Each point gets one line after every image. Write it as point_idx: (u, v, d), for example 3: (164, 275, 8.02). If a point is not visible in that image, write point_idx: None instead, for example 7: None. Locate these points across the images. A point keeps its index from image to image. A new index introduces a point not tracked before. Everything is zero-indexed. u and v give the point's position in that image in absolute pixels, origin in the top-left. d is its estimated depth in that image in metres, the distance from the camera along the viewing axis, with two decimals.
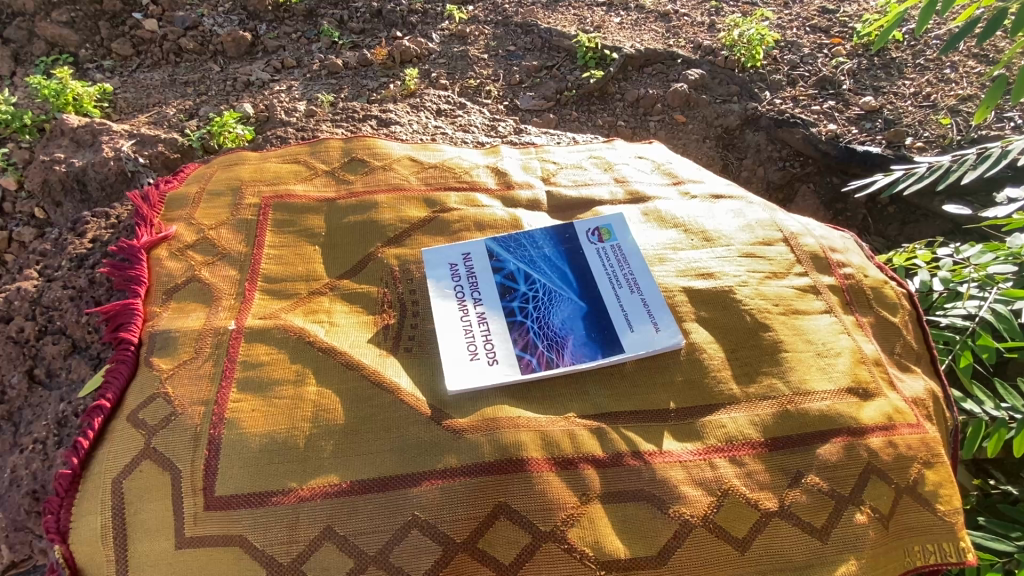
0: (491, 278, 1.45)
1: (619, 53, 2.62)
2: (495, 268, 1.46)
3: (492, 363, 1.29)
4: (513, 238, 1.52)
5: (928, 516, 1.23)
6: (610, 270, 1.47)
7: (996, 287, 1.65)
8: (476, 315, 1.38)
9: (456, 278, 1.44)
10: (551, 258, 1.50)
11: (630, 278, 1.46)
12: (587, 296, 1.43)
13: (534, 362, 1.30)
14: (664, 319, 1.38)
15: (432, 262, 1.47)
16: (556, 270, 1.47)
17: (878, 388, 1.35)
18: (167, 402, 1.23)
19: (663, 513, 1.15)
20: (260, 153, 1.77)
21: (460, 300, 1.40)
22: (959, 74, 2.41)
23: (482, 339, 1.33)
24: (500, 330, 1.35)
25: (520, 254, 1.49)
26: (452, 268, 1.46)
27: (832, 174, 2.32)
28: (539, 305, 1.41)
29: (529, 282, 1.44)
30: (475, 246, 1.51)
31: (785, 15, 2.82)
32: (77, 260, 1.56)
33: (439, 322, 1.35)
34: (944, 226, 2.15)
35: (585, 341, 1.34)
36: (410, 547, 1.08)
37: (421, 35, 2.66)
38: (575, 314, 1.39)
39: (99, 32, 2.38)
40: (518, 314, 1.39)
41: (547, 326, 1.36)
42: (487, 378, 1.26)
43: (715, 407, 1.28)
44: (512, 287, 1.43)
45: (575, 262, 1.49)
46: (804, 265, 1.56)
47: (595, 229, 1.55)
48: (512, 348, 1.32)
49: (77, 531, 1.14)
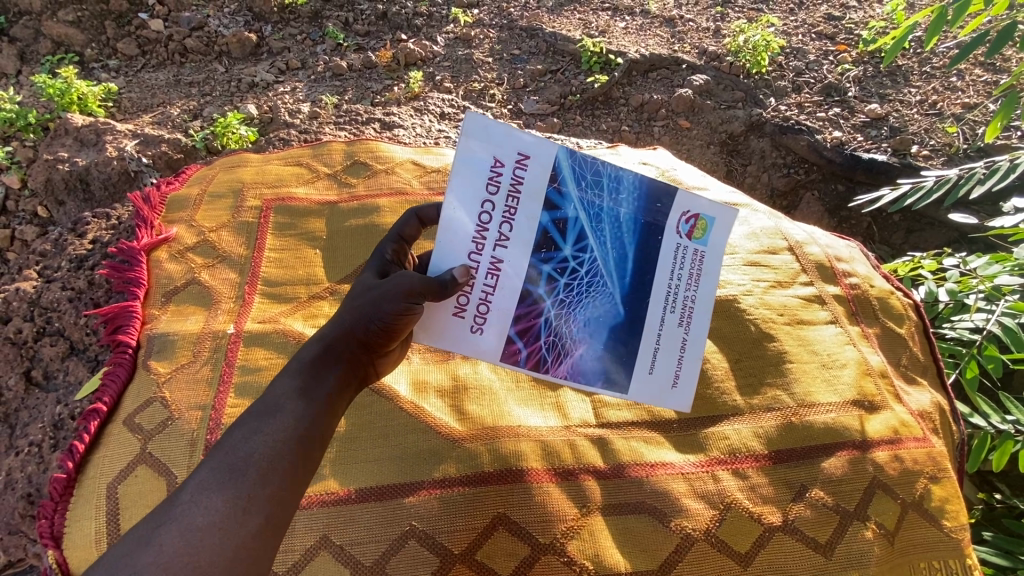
0: (534, 213, 0.88)
1: (624, 58, 2.57)
2: (548, 202, 0.88)
3: (478, 331, 0.90)
4: (598, 168, 0.91)
5: (934, 532, 1.20)
6: (674, 281, 0.98)
7: (1003, 299, 1.58)
8: (488, 260, 0.88)
9: (490, 186, 0.85)
10: (622, 227, 0.94)
11: (689, 301, 0.99)
12: (633, 299, 0.98)
13: (523, 355, 0.93)
14: (691, 370, 1.00)
15: (470, 142, 0.83)
16: (617, 246, 0.95)
17: (884, 400, 1.33)
18: (164, 407, 1.23)
19: (664, 527, 1.13)
20: (261, 155, 1.75)
21: (479, 227, 0.86)
22: (965, 82, 2.40)
23: (480, 293, 0.89)
24: (509, 291, 0.90)
25: (589, 195, 0.91)
26: (493, 170, 0.85)
27: (837, 181, 2.33)
28: (570, 287, 0.94)
29: (577, 248, 0.92)
30: (546, 150, 0.87)
31: (791, 22, 2.77)
32: (76, 261, 1.54)
33: (431, 265, 0.86)
34: (949, 235, 2.19)
35: (594, 356, 0.98)
36: (406, 558, 1.06)
37: (426, 38, 2.64)
38: (604, 321, 0.97)
39: (105, 31, 2.37)
40: (543, 282, 0.91)
41: (564, 318, 0.95)
42: (463, 345, 0.91)
43: (718, 418, 1.27)
44: (553, 242, 0.90)
45: (645, 247, 0.96)
46: (809, 274, 1.54)
47: (694, 213, 0.96)
48: (507, 323, 0.91)
49: (70, 536, 1.12)
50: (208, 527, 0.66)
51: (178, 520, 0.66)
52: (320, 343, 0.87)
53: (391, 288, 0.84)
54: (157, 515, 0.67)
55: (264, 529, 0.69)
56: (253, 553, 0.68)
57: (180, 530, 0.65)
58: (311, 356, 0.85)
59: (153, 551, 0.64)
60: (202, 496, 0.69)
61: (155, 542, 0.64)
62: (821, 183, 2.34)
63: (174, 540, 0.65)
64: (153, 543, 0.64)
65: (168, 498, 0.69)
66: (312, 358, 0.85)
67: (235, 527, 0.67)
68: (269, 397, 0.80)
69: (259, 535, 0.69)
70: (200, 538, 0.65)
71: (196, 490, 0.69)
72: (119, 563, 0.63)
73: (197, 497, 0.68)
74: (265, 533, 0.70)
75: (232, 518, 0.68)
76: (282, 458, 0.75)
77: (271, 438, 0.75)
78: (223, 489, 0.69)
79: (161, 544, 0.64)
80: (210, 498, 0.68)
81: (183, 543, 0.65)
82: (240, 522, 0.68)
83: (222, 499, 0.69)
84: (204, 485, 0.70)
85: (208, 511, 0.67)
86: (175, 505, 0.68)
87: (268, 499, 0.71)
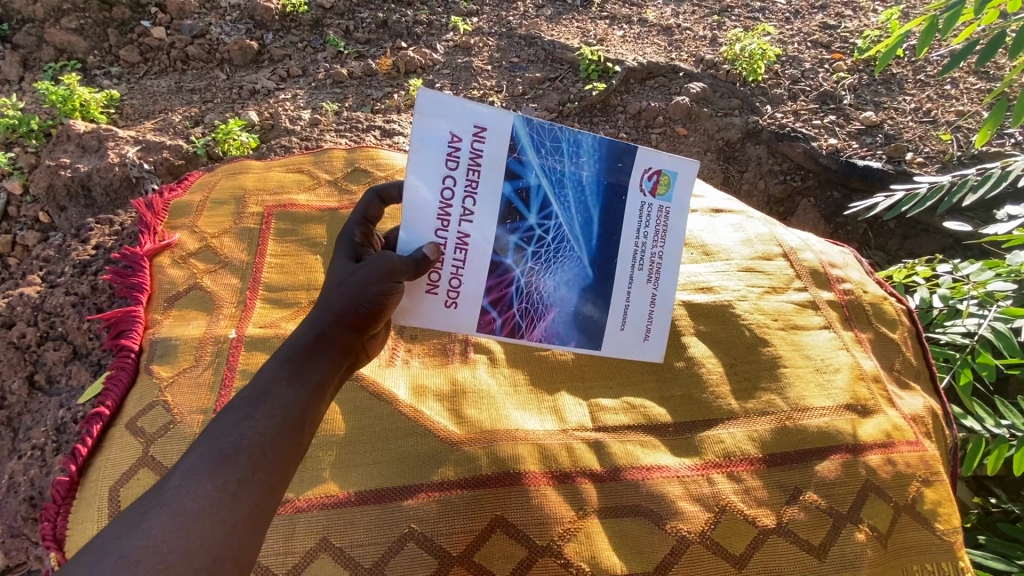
0: (497, 184, 0.90)
1: (621, 66, 2.60)
2: (510, 172, 0.91)
3: (452, 306, 0.93)
4: (555, 132, 0.93)
5: (927, 535, 1.22)
6: (639, 239, 1.00)
7: (996, 305, 1.60)
8: (456, 236, 0.90)
9: (451, 162, 0.87)
10: (584, 190, 0.96)
11: (655, 257, 1.02)
12: (599, 260, 1.00)
13: (498, 323, 0.95)
14: (661, 325, 1.04)
15: (423, 117, 0.85)
16: (582, 209, 0.97)
17: (877, 405, 1.35)
18: (166, 410, 1.24)
19: (659, 530, 1.15)
20: (262, 162, 1.77)
21: (442, 204, 0.89)
22: (959, 90, 2.43)
23: (451, 270, 0.91)
24: (478, 265, 0.92)
25: (550, 162, 0.93)
26: (452, 144, 0.87)
27: (832, 188, 2.36)
28: (539, 254, 0.96)
29: (542, 214, 0.94)
30: (501, 120, 0.89)
31: (786, 30, 2.80)
32: (80, 266, 1.56)
33: (401, 246, 0.89)
34: (944, 242, 2.22)
35: (566, 318, 1.01)
36: (405, 560, 1.07)
37: (426, 46, 2.66)
38: (574, 283, 1.00)
39: (107, 39, 2.38)
40: (511, 252, 0.94)
41: (535, 284, 0.97)
42: (441, 323, 0.93)
43: (713, 422, 1.29)
44: (518, 211, 0.93)
45: (609, 208, 0.98)
46: (803, 280, 1.56)
47: (656, 170, 0.98)
48: (480, 296, 0.93)
49: (72, 539, 1.13)
50: (198, 513, 0.67)
51: (168, 506, 0.67)
52: (310, 331, 0.87)
53: (368, 274, 0.86)
54: (147, 500, 0.68)
55: (255, 514, 0.71)
56: (243, 538, 0.69)
57: (170, 515, 0.66)
58: (303, 344, 0.86)
59: (142, 536, 0.64)
60: (191, 481, 0.69)
61: (143, 525, 0.65)
62: (817, 190, 2.36)
63: (163, 526, 0.65)
64: (142, 527, 0.65)
65: (156, 484, 0.69)
66: (304, 344, 0.86)
67: (227, 511, 0.69)
68: (258, 384, 0.81)
69: (250, 520, 0.70)
70: (191, 523, 0.66)
71: (185, 476, 0.70)
72: (106, 547, 0.63)
73: (187, 482, 0.69)
74: (255, 518, 0.71)
75: (222, 504, 0.69)
76: (272, 445, 0.76)
77: (261, 425, 0.77)
78: (213, 475, 0.70)
79: (149, 529, 0.65)
80: (200, 483, 0.69)
81: (173, 531, 0.65)
82: (231, 508, 0.69)
83: (213, 485, 0.69)
84: (193, 471, 0.70)
85: (197, 497, 0.68)
86: (165, 491, 0.68)
87: (259, 484, 0.73)
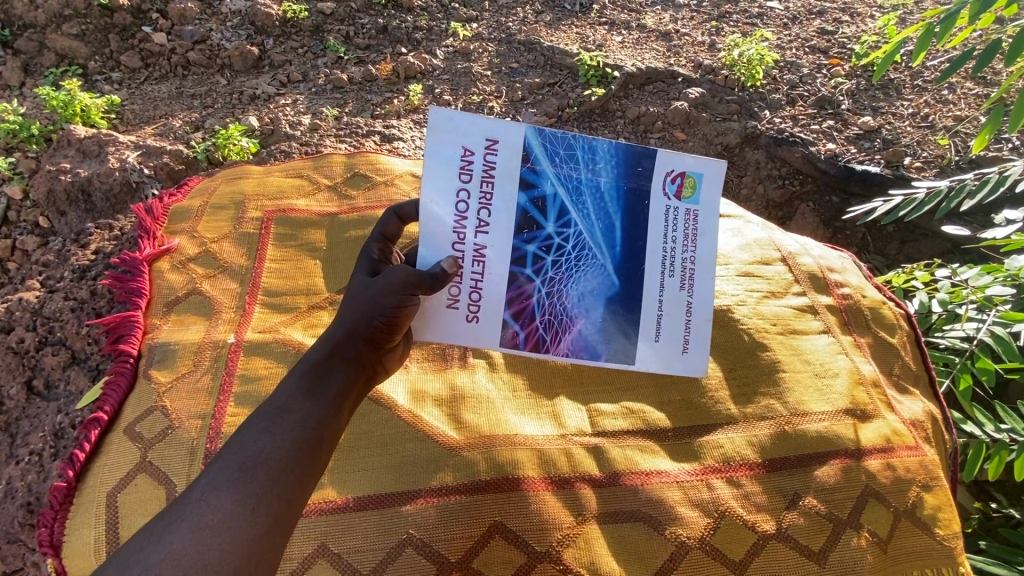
0: (512, 195, 0.91)
1: (620, 71, 2.60)
2: (525, 182, 0.92)
3: (473, 320, 0.93)
4: (570, 140, 0.94)
5: (927, 540, 1.22)
6: (668, 242, 0.98)
7: (995, 309, 1.60)
8: (472, 248, 0.91)
9: (464, 174, 0.89)
10: (603, 197, 0.97)
11: (686, 263, 0.99)
12: (625, 268, 0.99)
13: (521, 337, 0.94)
14: (700, 336, 1.00)
15: (436, 133, 0.87)
16: (602, 217, 0.97)
17: (877, 409, 1.35)
18: (164, 415, 1.24)
19: (659, 535, 1.15)
20: (263, 167, 1.77)
21: (457, 216, 0.90)
22: (957, 95, 2.44)
23: (471, 283, 0.92)
24: (497, 277, 0.92)
25: (565, 170, 0.94)
26: (465, 156, 0.88)
27: (832, 193, 2.36)
28: (560, 263, 0.96)
29: (560, 222, 0.95)
30: (512, 132, 0.90)
31: (785, 35, 2.81)
32: (79, 271, 1.56)
33: (420, 261, 0.90)
34: (944, 246, 2.22)
35: (593, 329, 0.99)
36: (404, 566, 1.07)
37: (426, 52, 2.67)
38: (599, 293, 0.99)
39: (108, 44, 2.39)
40: (529, 262, 0.93)
41: (556, 295, 0.97)
42: (462, 337, 0.93)
43: (713, 427, 1.29)
44: (535, 220, 0.93)
45: (631, 214, 0.98)
46: (801, 284, 1.56)
47: (679, 173, 0.97)
48: (500, 308, 0.93)
49: (70, 544, 1.13)
50: (217, 527, 0.68)
51: (188, 519, 0.68)
52: (327, 344, 0.88)
53: (381, 288, 0.87)
54: (170, 513, 0.69)
55: (273, 528, 0.71)
56: (261, 551, 0.70)
57: (190, 529, 0.67)
58: (319, 357, 0.87)
59: (163, 550, 0.66)
60: (211, 495, 0.70)
61: (166, 539, 0.66)
62: (816, 195, 2.37)
63: (184, 539, 0.66)
64: (165, 540, 0.66)
65: (177, 498, 0.71)
66: (322, 358, 0.87)
67: (245, 525, 0.70)
68: (277, 399, 0.82)
69: (268, 535, 0.70)
70: (209, 537, 0.67)
71: (206, 490, 0.71)
72: (130, 560, 0.65)
73: (207, 495, 0.71)
74: (274, 533, 0.72)
75: (241, 518, 0.70)
76: (292, 458, 0.76)
77: (280, 439, 0.77)
78: (232, 489, 0.71)
79: (171, 542, 0.66)
80: (219, 497, 0.70)
81: (191, 544, 0.66)
82: (250, 522, 0.70)
83: (232, 499, 0.71)
84: (213, 485, 0.71)
85: (217, 510, 0.69)
86: (186, 503, 0.70)
87: (278, 498, 0.73)
